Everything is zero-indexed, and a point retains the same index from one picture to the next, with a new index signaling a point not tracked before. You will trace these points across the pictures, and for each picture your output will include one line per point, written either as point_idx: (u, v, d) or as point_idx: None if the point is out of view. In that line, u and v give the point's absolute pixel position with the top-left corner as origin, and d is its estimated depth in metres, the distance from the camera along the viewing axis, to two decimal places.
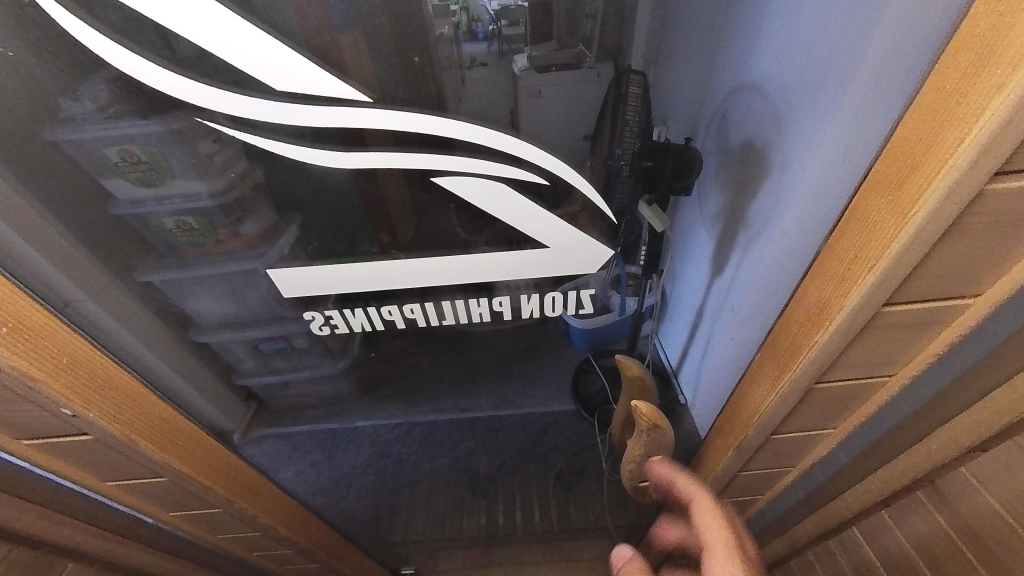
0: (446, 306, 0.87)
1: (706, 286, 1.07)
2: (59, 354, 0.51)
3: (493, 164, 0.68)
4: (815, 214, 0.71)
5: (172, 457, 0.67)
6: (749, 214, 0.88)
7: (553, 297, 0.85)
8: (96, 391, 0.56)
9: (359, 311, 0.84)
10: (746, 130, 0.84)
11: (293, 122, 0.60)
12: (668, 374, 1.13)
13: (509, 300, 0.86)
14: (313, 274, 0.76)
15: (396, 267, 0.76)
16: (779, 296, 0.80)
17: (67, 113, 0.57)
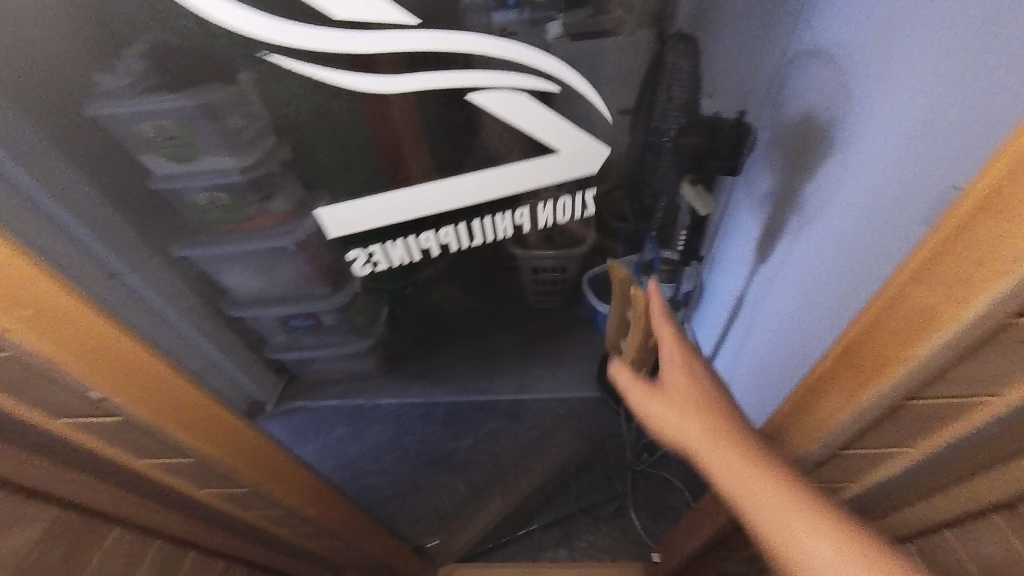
0: (475, 225, 0.79)
1: (748, 275, 1.02)
2: (70, 326, 0.45)
3: (505, 77, 0.64)
4: (882, 194, 0.65)
5: (213, 446, 0.64)
6: (803, 197, 0.83)
7: (565, 201, 0.78)
8: (115, 372, 0.50)
9: (392, 244, 0.78)
10: (805, 105, 0.78)
11: (350, 49, 0.55)
12: None
13: (530, 213, 0.79)
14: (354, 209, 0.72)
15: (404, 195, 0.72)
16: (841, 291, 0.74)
17: (104, 88, 0.56)
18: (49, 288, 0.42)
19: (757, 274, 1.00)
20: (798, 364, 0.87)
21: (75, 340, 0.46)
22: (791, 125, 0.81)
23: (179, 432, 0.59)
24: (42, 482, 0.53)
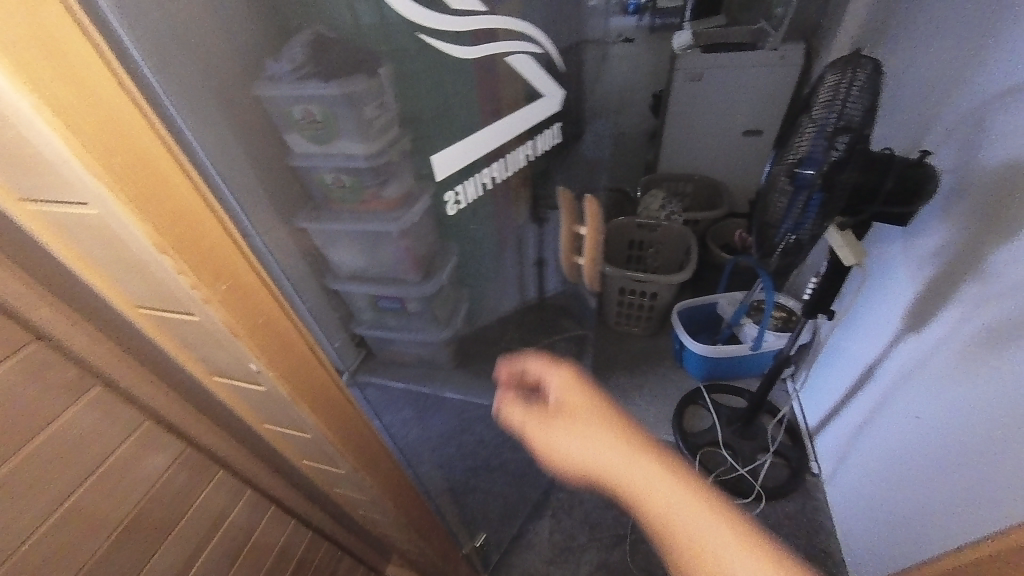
0: (509, 159, 0.91)
1: (890, 342, 0.87)
2: (211, 256, 0.31)
3: (524, 45, 0.84)
4: None
5: (339, 440, 0.51)
6: (989, 263, 0.67)
7: (546, 135, 1.00)
8: (266, 332, 0.37)
9: (472, 178, 0.86)
10: (1015, 149, 0.64)
11: (451, 25, 0.70)
12: (801, 433, 1.10)
13: (530, 146, 0.96)
14: (467, 148, 0.80)
15: (487, 134, 0.83)
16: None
17: (270, 73, 0.62)
18: (187, 188, 0.29)
19: (904, 340, 0.83)
20: (948, 474, 0.69)
21: (215, 271, 0.32)
22: (990, 176, 0.68)
23: (307, 413, 0.45)
24: (165, 417, 0.51)
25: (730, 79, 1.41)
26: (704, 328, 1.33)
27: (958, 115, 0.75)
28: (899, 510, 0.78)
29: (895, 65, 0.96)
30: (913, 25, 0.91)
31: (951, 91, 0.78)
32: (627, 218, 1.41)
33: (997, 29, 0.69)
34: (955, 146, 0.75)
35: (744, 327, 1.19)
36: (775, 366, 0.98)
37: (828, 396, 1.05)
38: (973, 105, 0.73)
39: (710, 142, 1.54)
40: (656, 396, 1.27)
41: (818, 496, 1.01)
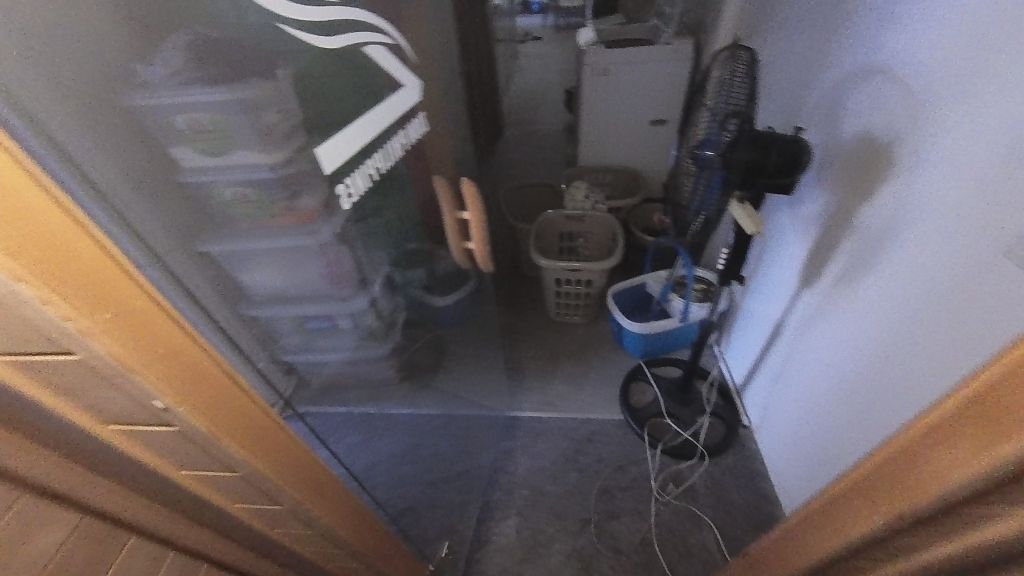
0: (386, 147, 0.77)
1: (791, 298, 0.97)
2: (101, 293, 0.25)
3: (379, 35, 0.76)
4: (955, 224, 0.59)
5: (286, 476, 0.44)
6: (857, 220, 0.78)
7: (420, 122, 0.88)
8: (178, 373, 0.31)
9: (360, 170, 0.73)
10: (864, 121, 0.75)
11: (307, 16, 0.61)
12: (731, 393, 1.20)
13: (407, 132, 0.83)
14: (343, 144, 0.67)
15: (354, 126, 0.69)
16: (904, 331, 0.68)
17: (142, 78, 0.56)
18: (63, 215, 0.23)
19: (802, 295, 0.94)
20: (850, 405, 0.79)
21: (106, 309, 0.26)
22: (851, 144, 0.78)
23: (245, 454, 0.38)
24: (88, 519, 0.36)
25: (633, 73, 1.50)
26: (636, 308, 1.40)
27: (822, 94, 0.86)
28: (817, 444, 0.88)
29: (769, 54, 1.08)
30: (779, 19, 1.03)
31: (814, 74, 0.89)
32: (554, 211, 1.45)
33: (844, 18, 0.80)
34: (822, 121, 0.86)
35: (671, 302, 1.27)
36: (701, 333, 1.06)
37: (747, 354, 1.16)
38: (832, 85, 0.84)
39: (622, 133, 1.63)
40: (602, 379, 1.31)
41: (753, 446, 1.11)
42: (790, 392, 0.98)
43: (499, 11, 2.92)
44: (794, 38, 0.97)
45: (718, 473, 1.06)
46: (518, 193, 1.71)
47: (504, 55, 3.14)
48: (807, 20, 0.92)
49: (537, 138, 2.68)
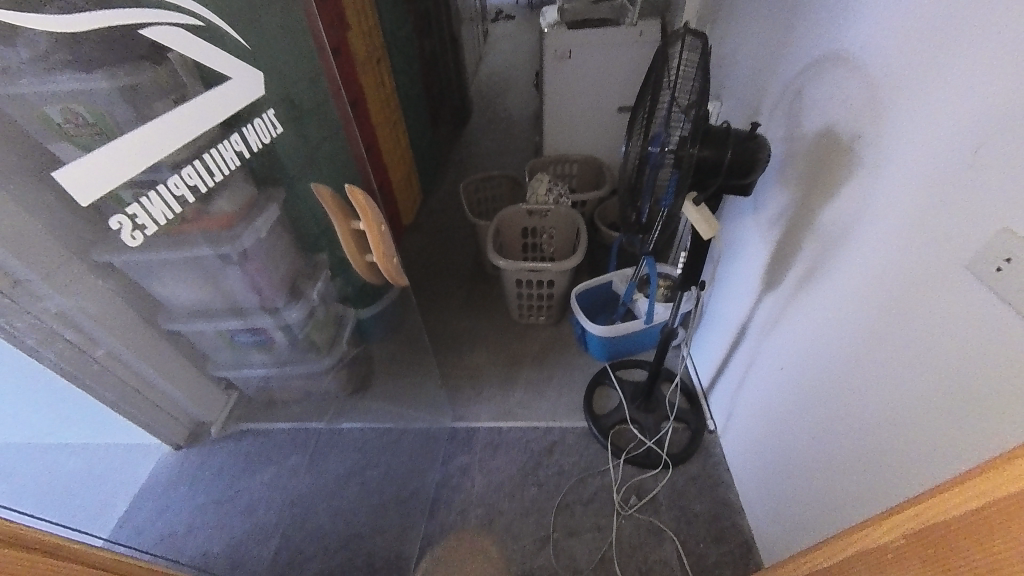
0: (207, 158, 0.61)
1: (754, 300, 0.92)
2: None
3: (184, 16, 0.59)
4: (914, 234, 0.54)
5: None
6: (817, 220, 0.71)
7: (259, 124, 0.75)
8: None
9: (153, 194, 0.54)
10: (826, 112, 0.68)
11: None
12: (696, 395, 1.15)
13: (242, 139, 0.69)
14: (117, 159, 0.49)
15: (151, 135, 0.53)
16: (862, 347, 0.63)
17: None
18: None
19: (765, 298, 0.88)
20: (813, 417, 0.74)
21: None
22: (811, 139, 0.72)
23: None
24: None
25: (596, 57, 1.41)
26: (602, 309, 1.35)
27: (784, 82, 0.80)
28: (781, 456, 0.84)
29: (735, 37, 1.00)
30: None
31: (777, 59, 0.82)
32: (515, 206, 1.36)
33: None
34: (785, 111, 0.79)
35: (636, 303, 1.21)
36: (664, 338, 1.00)
37: (711, 356, 1.11)
38: (794, 72, 0.77)
39: (587, 121, 1.54)
40: (565, 384, 1.25)
41: (718, 451, 1.06)
42: (752, 399, 0.93)
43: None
44: (754, 26, 0.91)
45: (681, 481, 1.02)
46: (480, 185, 1.61)
47: (472, 38, 3.02)
48: (766, 5, 0.86)
49: (505, 125, 2.56)
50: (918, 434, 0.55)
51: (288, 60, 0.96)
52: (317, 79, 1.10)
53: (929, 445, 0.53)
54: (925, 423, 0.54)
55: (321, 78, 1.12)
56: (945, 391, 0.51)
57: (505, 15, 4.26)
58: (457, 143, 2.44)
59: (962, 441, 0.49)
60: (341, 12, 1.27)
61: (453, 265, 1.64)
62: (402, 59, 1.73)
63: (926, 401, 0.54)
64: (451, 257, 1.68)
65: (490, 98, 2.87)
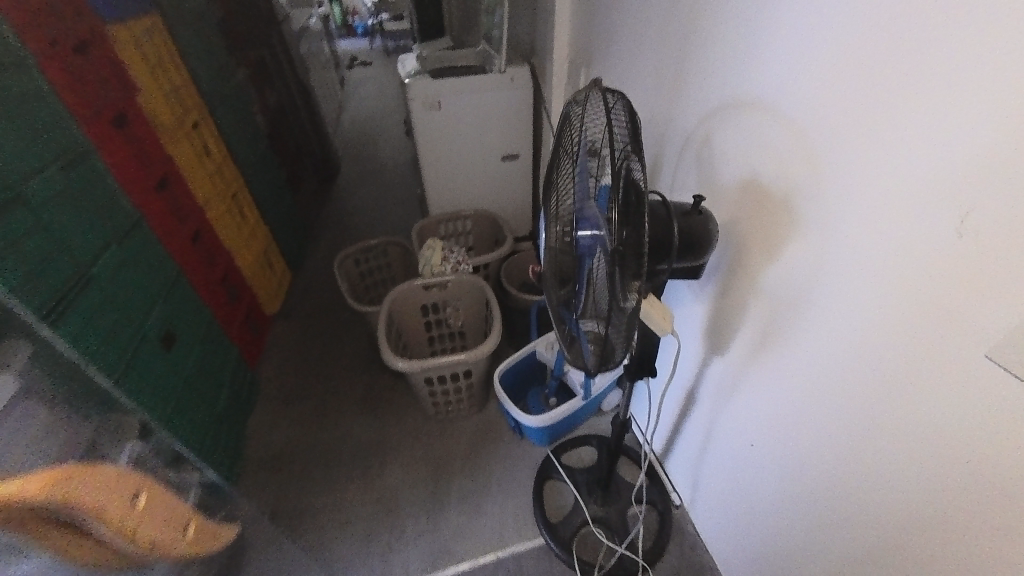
0: None
1: (701, 362, 0.82)
2: None
3: None
4: (900, 304, 0.46)
5: None
6: (762, 283, 0.63)
7: None
8: None
9: None
10: (748, 164, 0.62)
11: None
12: (652, 465, 1.03)
13: None
14: None
15: None
16: (849, 426, 0.54)
17: None
18: None
19: (714, 361, 0.78)
20: (800, 505, 0.64)
21: None
22: (735, 190, 0.65)
23: None
24: None
25: (473, 105, 1.28)
26: (529, 382, 1.17)
27: (689, 130, 0.73)
28: (768, 544, 0.73)
29: (617, 81, 0.94)
30: (621, 41, 0.90)
31: (675, 104, 0.76)
32: (409, 282, 1.13)
33: (702, 39, 0.66)
34: (697, 158, 0.73)
35: (568, 374, 1.06)
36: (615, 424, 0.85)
37: (657, 418, 1.01)
38: (701, 116, 0.70)
39: (473, 172, 1.40)
40: (507, 487, 1.03)
41: (690, 528, 0.94)
42: (720, 472, 0.82)
43: (308, 33, 2.49)
44: (639, 71, 0.86)
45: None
46: (360, 258, 1.34)
47: (325, 86, 2.74)
48: (651, 52, 0.81)
49: (381, 177, 2.32)
50: (951, 543, 0.46)
51: (12, 142, 0.62)
52: (84, 162, 0.76)
53: (970, 558, 0.44)
54: (958, 531, 0.45)
55: (94, 159, 0.78)
56: (974, 493, 0.43)
57: (360, 60, 4.05)
58: (326, 203, 2.12)
59: (1010, 557, 0.41)
60: (124, 65, 0.93)
61: (342, 358, 1.33)
62: (235, 118, 1.40)
63: (954, 506, 0.45)
64: (338, 347, 1.37)
65: (359, 149, 2.61)
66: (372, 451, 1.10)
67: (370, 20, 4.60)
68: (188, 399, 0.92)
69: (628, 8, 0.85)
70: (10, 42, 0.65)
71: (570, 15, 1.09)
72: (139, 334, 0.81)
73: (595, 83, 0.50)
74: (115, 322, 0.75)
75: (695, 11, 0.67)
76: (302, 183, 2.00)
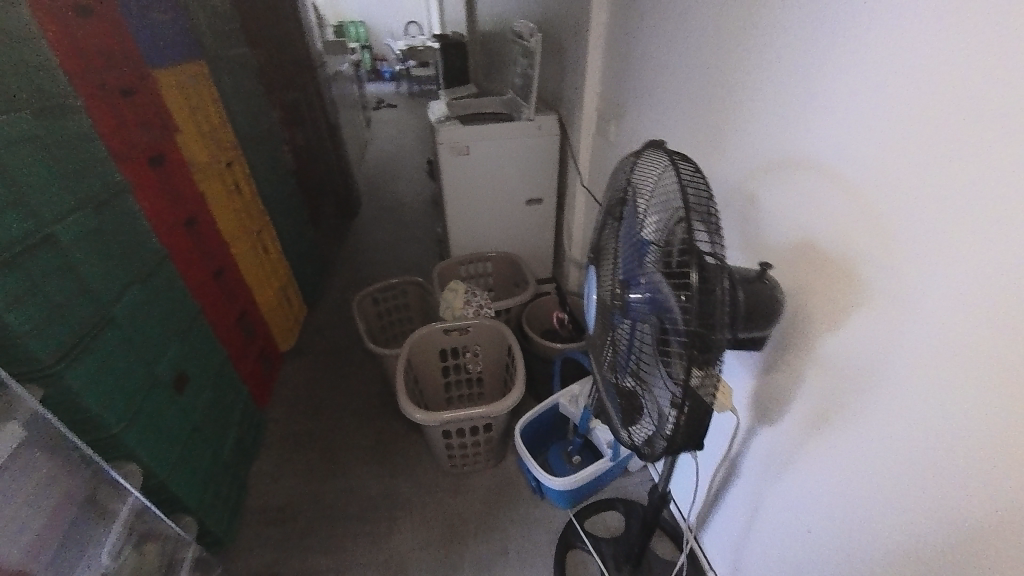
0: None
1: (744, 430, 0.75)
2: None
3: None
4: (993, 392, 0.40)
5: None
6: (820, 351, 0.58)
7: None
8: None
9: None
10: (798, 224, 0.59)
11: None
12: (684, 538, 0.93)
13: None
14: None
15: None
16: (931, 525, 0.47)
17: None
18: None
19: (760, 430, 0.72)
20: None
21: None
22: (789, 250, 0.61)
23: None
24: None
25: (499, 150, 1.29)
26: (550, 436, 1.10)
27: (728, 185, 0.71)
28: None
29: (649, 134, 0.93)
30: (653, 95, 0.90)
31: (714, 159, 0.74)
32: (430, 326, 1.09)
33: (746, 97, 0.65)
34: (740, 215, 0.69)
35: (594, 431, 0.99)
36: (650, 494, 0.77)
37: (691, 484, 0.93)
38: (746, 173, 0.67)
39: (496, 216, 1.39)
40: (526, 556, 0.94)
41: None
42: (766, 558, 0.73)
43: (339, 79, 2.62)
44: (671, 125, 0.85)
45: None
46: (379, 296, 1.32)
47: (351, 127, 2.84)
48: (685, 107, 0.80)
49: (400, 215, 2.35)
50: None
51: (50, 183, 0.62)
52: (118, 202, 0.76)
53: None
54: None
55: (128, 198, 0.78)
56: None
57: (385, 104, 4.24)
58: (345, 239, 2.13)
59: None
60: (167, 107, 0.96)
61: (354, 402, 1.28)
62: (266, 157, 1.44)
63: None
64: (350, 389, 1.32)
65: (380, 187, 2.66)
66: (381, 507, 1.03)
67: (396, 67, 4.85)
68: (195, 446, 0.87)
69: (663, 65, 0.85)
70: (62, 87, 0.66)
71: (600, 70, 1.11)
72: (152, 377, 0.78)
73: (658, 144, 0.51)
74: (129, 364, 0.72)
75: (738, 70, 0.66)
76: (323, 219, 2.02)
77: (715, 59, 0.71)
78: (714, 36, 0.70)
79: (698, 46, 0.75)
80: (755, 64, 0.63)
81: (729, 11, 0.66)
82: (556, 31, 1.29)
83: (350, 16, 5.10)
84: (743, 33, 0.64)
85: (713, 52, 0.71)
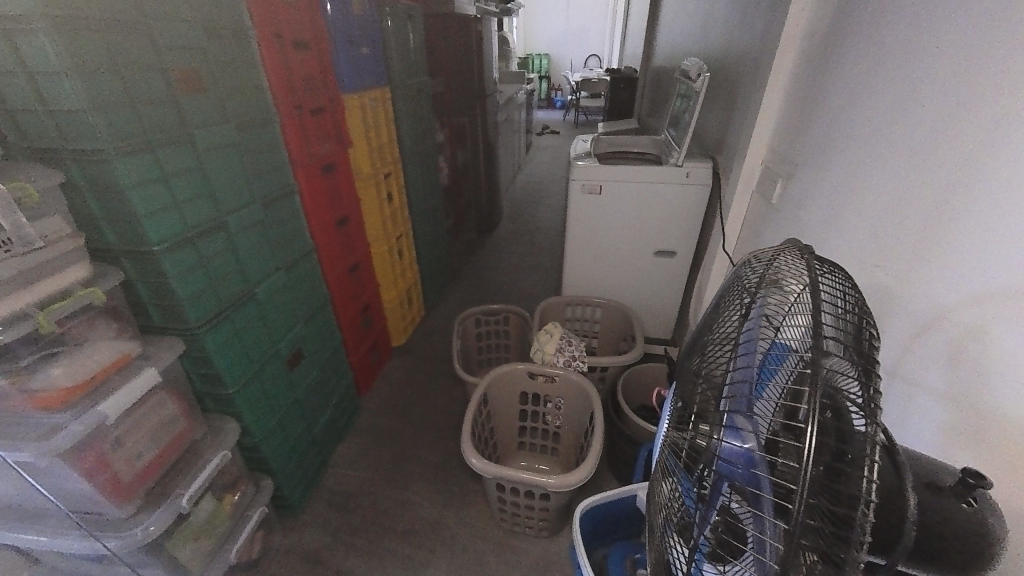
0: None
1: None
2: None
3: None
4: None
5: None
6: None
7: None
8: None
9: None
10: None
11: None
12: None
13: None
14: None
15: None
16: None
17: None
18: None
19: None
20: None
21: None
22: None
23: None
24: None
25: (635, 195, 1.18)
26: (617, 529, 0.93)
27: (944, 302, 0.49)
28: None
29: (823, 204, 0.72)
30: (840, 158, 0.69)
31: (923, 258, 0.52)
32: (514, 365, 1.04)
33: (992, 187, 0.45)
34: (952, 350, 0.48)
35: None
36: None
37: None
38: (967, 293, 0.47)
39: (618, 262, 1.28)
40: None
41: None
42: None
43: (509, 106, 2.81)
44: (856, 199, 0.65)
45: None
46: (481, 319, 1.33)
47: (510, 151, 3.02)
48: (884, 177, 0.60)
49: (531, 239, 2.38)
50: None
51: (234, 181, 0.76)
52: (284, 201, 0.91)
53: None
54: None
55: (292, 199, 0.93)
56: None
57: (548, 131, 4.43)
58: (476, 252, 2.26)
59: None
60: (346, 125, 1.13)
61: (434, 415, 1.30)
62: (422, 172, 1.60)
63: None
64: (435, 400, 1.35)
65: (522, 208, 2.76)
66: (424, 533, 1.01)
67: (568, 97, 5.04)
68: (291, 417, 0.98)
69: (859, 123, 0.65)
70: (263, 106, 0.83)
71: (776, 118, 0.92)
72: (273, 351, 0.90)
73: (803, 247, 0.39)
74: (257, 337, 0.85)
75: (983, 144, 0.46)
76: (462, 231, 2.17)
77: (946, 126, 0.51)
78: (953, 92, 0.50)
79: (922, 104, 0.54)
80: (1006, 144, 0.44)
81: (975, 65, 0.48)
82: (732, 70, 1.13)
83: (537, 50, 5.52)
84: (1000, 96, 0.45)
85: (949, 113, 0.50)
